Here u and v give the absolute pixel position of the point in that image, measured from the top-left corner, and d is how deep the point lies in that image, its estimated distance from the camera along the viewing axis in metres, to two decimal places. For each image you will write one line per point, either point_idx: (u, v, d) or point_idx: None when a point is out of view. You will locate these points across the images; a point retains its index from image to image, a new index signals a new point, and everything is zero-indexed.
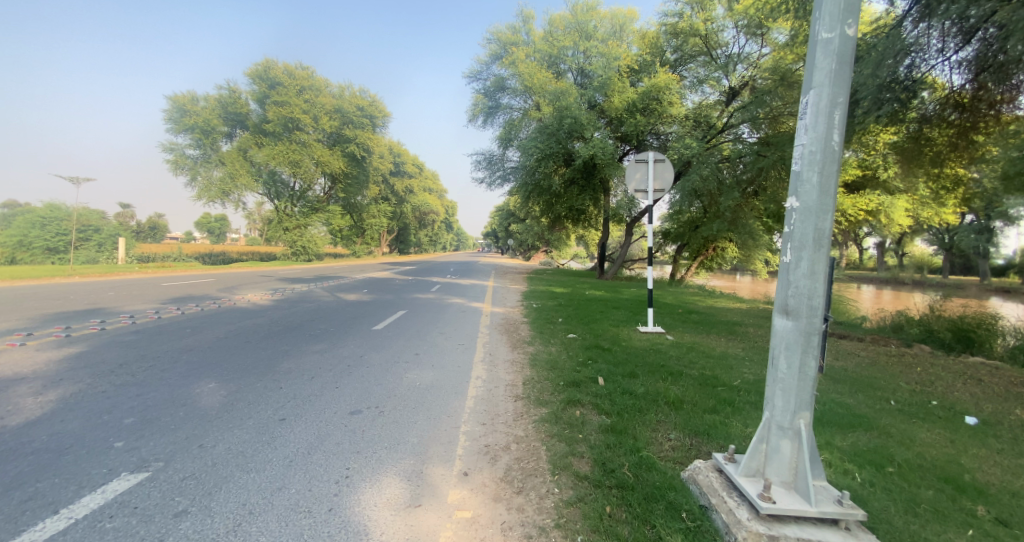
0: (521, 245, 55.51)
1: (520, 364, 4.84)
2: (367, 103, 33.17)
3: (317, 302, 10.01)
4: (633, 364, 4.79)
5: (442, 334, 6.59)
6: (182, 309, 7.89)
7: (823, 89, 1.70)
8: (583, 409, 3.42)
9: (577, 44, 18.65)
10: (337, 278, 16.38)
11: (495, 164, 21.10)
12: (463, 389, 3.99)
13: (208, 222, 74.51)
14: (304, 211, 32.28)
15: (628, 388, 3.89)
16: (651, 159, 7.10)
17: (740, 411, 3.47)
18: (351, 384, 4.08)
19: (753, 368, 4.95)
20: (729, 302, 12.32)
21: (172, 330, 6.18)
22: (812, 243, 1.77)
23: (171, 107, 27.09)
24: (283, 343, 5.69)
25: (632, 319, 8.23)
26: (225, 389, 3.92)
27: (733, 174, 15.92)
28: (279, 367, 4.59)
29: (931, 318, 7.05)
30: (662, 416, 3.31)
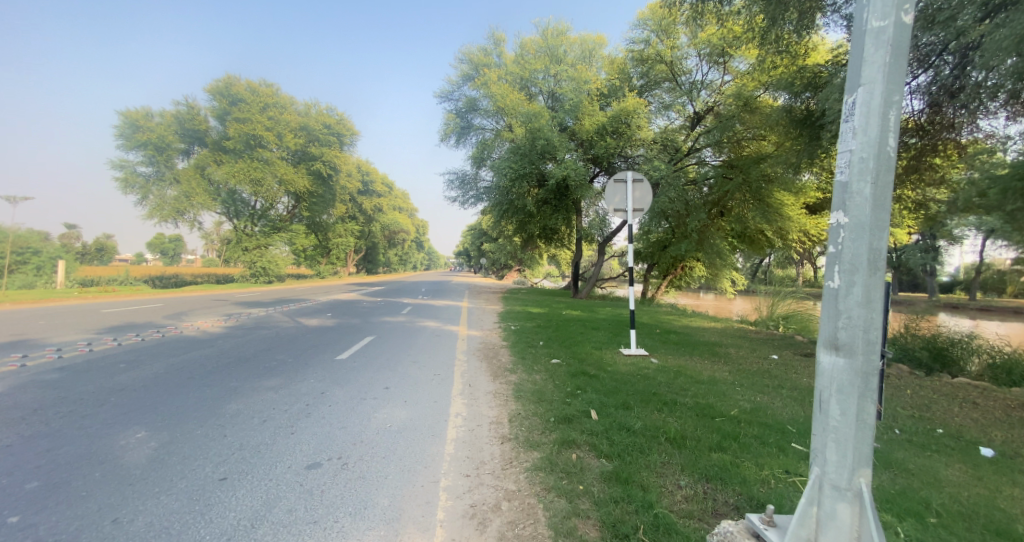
0: (492, 265, 55.35)
1: (503, 397, 4.40)
2: (335, 121, 32.60)
3: (275, 328, 9.17)
4: (623, 393, 4.45)
5: (415, 362, 6.02)
6: (118, 340, 6.91)
7: (877, 85, 1.55)
8: (579, 451, 3.04)
9: (547, 67, 19.01)
10: (301, 301, 15.40)
11: (468, 183, 20.90)
12: (441, 431, 3.52)
13: (161, 242, 70.88)
14: (265, 231, 30.88)
15: (625, 423, 3.54)
16: (629, 179, 6.95)
17: (747, 447, 3.18)
18: (310, 430, 3.50)
19: (747, 394, 4.72)
20: (703, 321, 12.33)
21: (102, 365, 5.30)
22: (866, 266, 1.56)
23: (122, 123, 25.51)
24: (232, 379, 4.95)
25: (613, 341, 7.94)
26: (155, 441, 3.12)
27: (699, 196, 16.99)
28: (225, 411, 3.86)
29: (904, 337, 7.19)
30: (666, 457, 2.97)
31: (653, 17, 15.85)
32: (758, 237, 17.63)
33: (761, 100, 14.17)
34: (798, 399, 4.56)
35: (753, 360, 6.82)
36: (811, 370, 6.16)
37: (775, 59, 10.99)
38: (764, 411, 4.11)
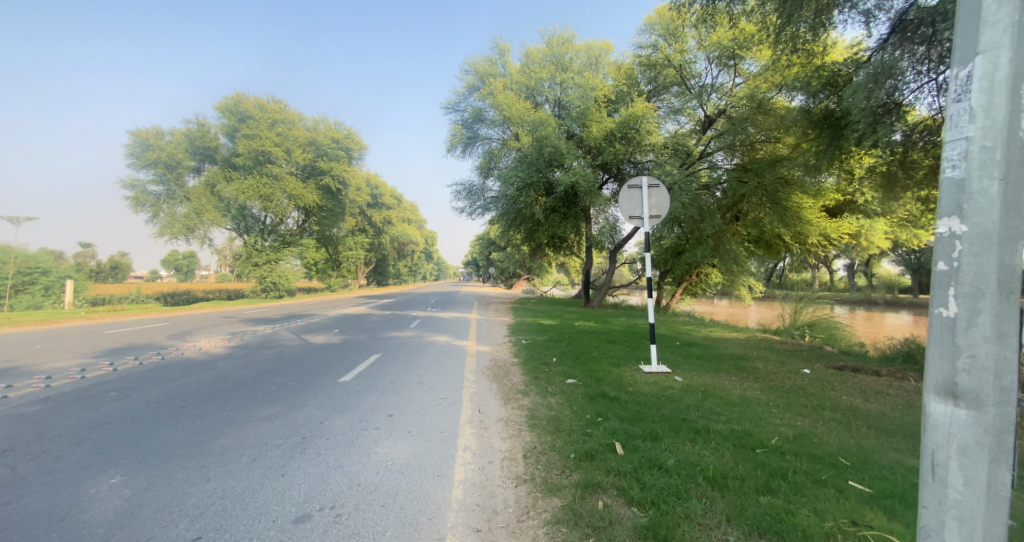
0: (502, 275, 55.21)
1: (516, 426, 4.02)
2: (343, 135, 32.87)
3: (279, 347, 8.90)
4: (650, 420, 4.05)
5: (421, 384, 5.66)
6: (113, 365, 6.67)
7: (1000, 53, 1.25)
8: (606, 497, 2.64)
9: (553, 75, 18.85)
10: (308, 317, 15.18)
11: (475, 194, 20.68)
12: (447, 470, 3.15)
13: (175, 257, 72.19)
14: (274, 245, 30.96)
15: (656, 459, 3.14)
16: (645, 185, 6.60)
17: (797, 484, 2.75)
18: (302, 470, 3.15)
19: (786, 418, 4.24)
20: (724, 331, 11.80)
21: (92, 395, 5.04)
22: (995, 289, 1.22)
23: (133, 142, 25.89)
24: (226, 408, 4.66)
25: (631, 356, 7.48)
26: (128, 489, 2.84)
27: (712, 201, 16.53)
28: (212, 448, 3.56)
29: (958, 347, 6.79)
30: (707, 503, 2.55)
31: (660, 21, 15.59)
32: (776, 242, 17.08)
33: (775, 102, 13.82)
34: (843, 423, 4.07)
35: (784, 375, 6.34)
36: (849, 386, 5.67)
37: (788, 59, 10.60)
38: (810, 439, 3.63)
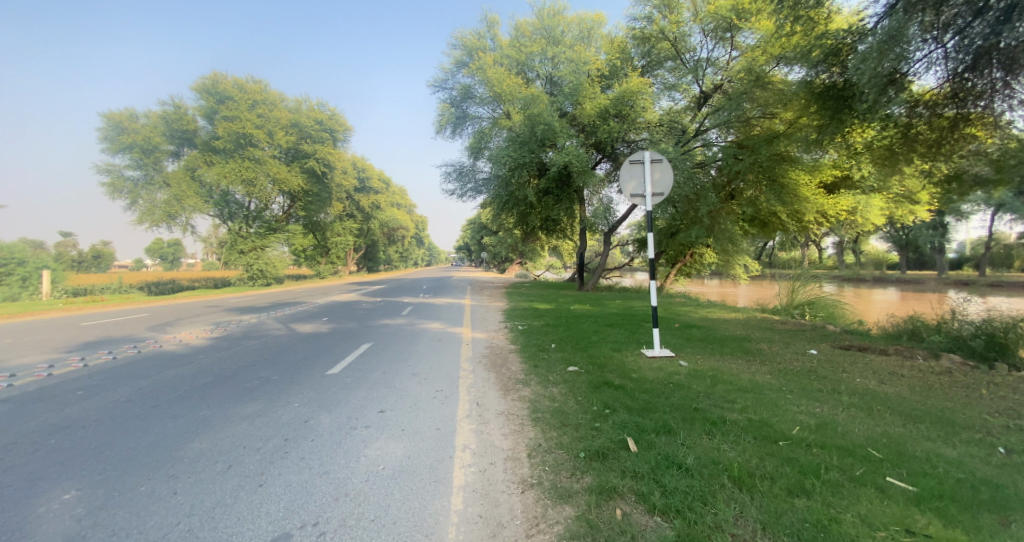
0: (495, 258, 54.90)
1: (518, 420, 3.74)
2: (327, 117, 31.76)
3: (264, 337, 8.51)
4: (660, 411, 3.79)
5: (414, 375, 5.34)
6: (85, 360, 6.26)
7: None
8: (623, 505, 2.36)
9: (544, 50, 18.17)
10: (296, 305, 14.71)
11: (465, 175, 20.08)
12: (445, 475, 2.85)
13: (160, 247, 70.78)
14: (260, 232, 30.13)
15: (672, 456, 2.87)
16: (647, 159, 6.21)
17: (829, 482, 2.52)
18: (282, 479, 2.83)
19: (802, 404, 4.02)
20: (722, 312, 11.62)
21: (58, 394, 4.66)
22: None
23: (106, 125, 24.71)
24: (203, 406, 4.32)
25: (631, 340, 7.22)
26: (82, 508, 2.50)
27: (707, 179, 16.23)
28: (182, 454, 3.22)
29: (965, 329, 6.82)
30: (737, 508, 2.29)
31: None
32: (771, 220, 16.88)
33: (772, 75, 13.46)
34: (864, 408, 3.85)
35: (790, 356, 6.14)
36: (860, 367, 5.49)
37: (787, 29, 10.20)
38: (834, 427, 3.41)
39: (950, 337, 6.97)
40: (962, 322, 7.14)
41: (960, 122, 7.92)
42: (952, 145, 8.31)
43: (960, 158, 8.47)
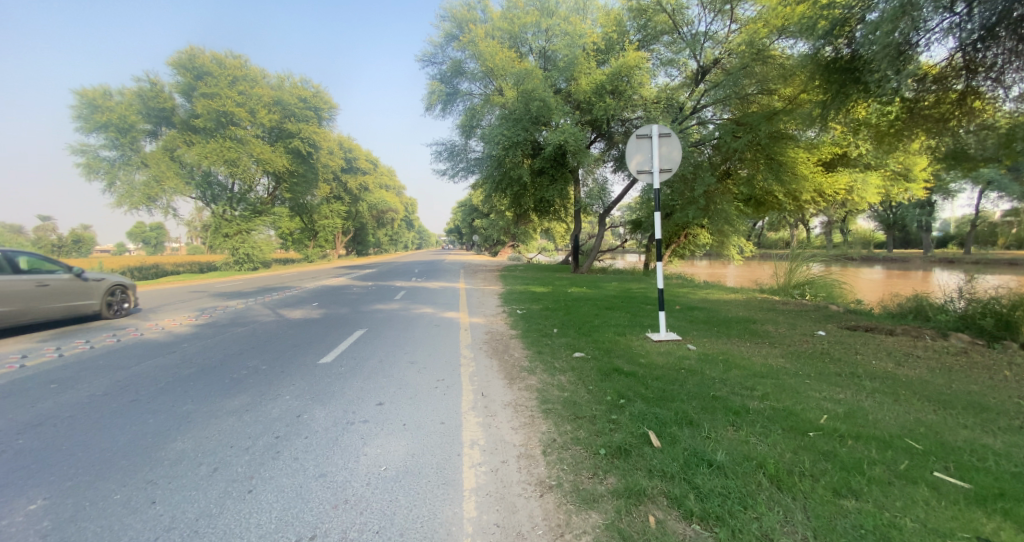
0: (486, 240, 54.41)
1: (528, 412, 3.50)
2: (311, 94, 30.55)
3: (252, 324, 8.13)
4: (678, 400, 3.57)
5: (412, 364, 5.06)
6: (61, 350, 5.87)
7: None
8: (656, 510, 2.14)
9: (538, 22, 17.42)
10: (284, 290, 14.28)
11: (457, 155, 19.53)
12: (455, 475, 2.61)
13: (142, 230, 69.01)
14: (245, 214, 29.25)
15: (702, 451, 2.66)
16: (655, 134, 5.87)
17: (877, 482, 2.36)
18: (275, 483, 2.55)
19: (822, 391, 3.87)
20: (720, 293, 11.48)
21: (27, 388, 4.27)
22: None
23: (78, 102, 23.41)
24: (187, 401, 3.98)
25: (634, 324, 6.99)
26: (49, 521, 2.15)
27: (703, 158, 15.91)
28: (164, 455, 2.88)
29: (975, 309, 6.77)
30: (783, 512, 2.09)
31: None
32: (768, 200, 16.70)
33: (772, 49, 13.06)
34: (892, 397, 3.73)
35: (799, 338, 5.99)
36: (873, 349, 5.39)
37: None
38: (863, 417, 3.28)
39: (959, 318, 6.89)
40: (970, 302, 7.07)
41: (970, 96, 7.69)
42: (958, 120, 8.04)
43: (966, 132, 8.11)
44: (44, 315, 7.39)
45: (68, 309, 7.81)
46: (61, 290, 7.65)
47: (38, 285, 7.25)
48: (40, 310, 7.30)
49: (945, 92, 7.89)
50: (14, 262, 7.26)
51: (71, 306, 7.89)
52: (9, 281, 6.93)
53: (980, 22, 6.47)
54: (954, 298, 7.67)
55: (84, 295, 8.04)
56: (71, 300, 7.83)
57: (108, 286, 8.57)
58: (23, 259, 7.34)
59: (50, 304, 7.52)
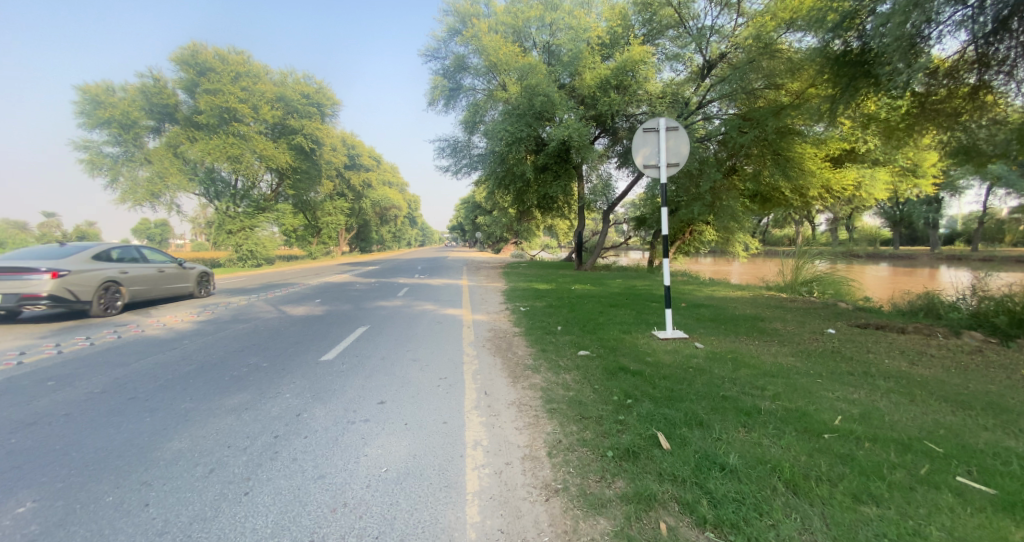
0: (490, 237, 54.30)
1: (532, 412, 3.42)
2: (313, 90, 30.39)
3: (254, 321, 8.07)
4: (687, 400, 3.47)
5: (414, 362, 4.98)
6: (61, 347, 5.83)
7: None
8: (668, 517, 2.05)
9: (542, 16, 17.24)
10: (287, 286, 14.24)
11: (460, 151, 19.40)
12: (458, 477, 2.53)
13: (147, 227, 69.47)
14: (248, 211, 29.26)
15: (714, 454, 2.57)
16: (662, 127, 5.74)
17: (898, 487, 2.26)
18: (273, 485, 2.47)
19: (835, 391, 3.76)
20: (726, 290, 11.34)
21: (25, 385, 4.22)
22: None
23: (81, 98, 23.43)
24: (185, 399, 3.91)
25: (640, 321, 6.88)
26: (37, 525, 2.09)
27: (709, 154, 15.73)
28: (160, 455, 2.81)
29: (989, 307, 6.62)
30: (800, 520, 1.99)
31: None
32: (775, 196, 16.49)
33: (780, 43, 12.82)
34: (907, 397, 3.61)
35: (808, 336, 5.87)
36: (885, 347, 5.26)
37: None
38: (879, 418, 3.18)
39: (972, 316, 6.76)
40: (984, 300, 6.92)
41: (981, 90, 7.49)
42: (969, 115, 7.84)
43: (977, 127, 7.92)
44: (161, 295, 9.78)
45: (176, 290, 10.30)
46: (173, 274, 10.15)
47: (160, 271, 9.68)
48: (162, 290, 9.75)
49: (957, 86, 7.66)
50: (139, 254, 9.54)
51: (174, 288, 10.28)
52: (142, 269, 9.24)
53: (992, 15, 6.23)
54: (967, 296, 7.52)
55: (185, 279, 10.53)
56: (178, 283, 10.32)
57: (199, 273, 11.17)
58: (149, 252, 9.81)
59: (164, 287, 9.89)
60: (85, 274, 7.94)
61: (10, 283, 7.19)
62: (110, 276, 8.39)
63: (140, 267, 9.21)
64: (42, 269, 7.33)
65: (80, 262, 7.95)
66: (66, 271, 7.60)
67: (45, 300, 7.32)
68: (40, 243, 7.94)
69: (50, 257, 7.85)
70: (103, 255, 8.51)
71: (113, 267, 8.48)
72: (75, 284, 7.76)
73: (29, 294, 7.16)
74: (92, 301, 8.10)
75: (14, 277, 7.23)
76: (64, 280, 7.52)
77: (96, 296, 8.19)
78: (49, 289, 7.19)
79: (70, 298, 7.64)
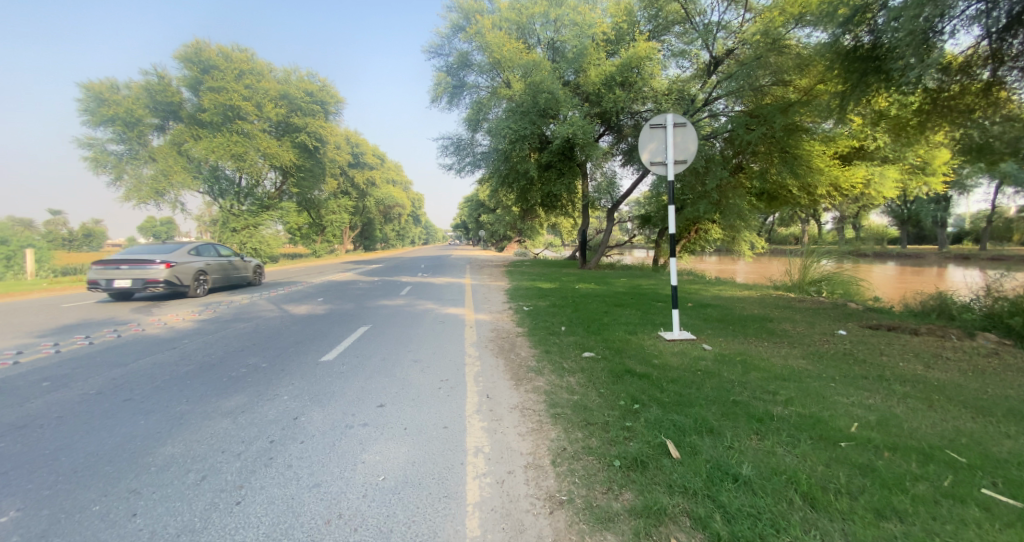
0: (493, 236, 54.25)
1: (535, 417, 3.30)
2: (317, 88, 30.28)
3: (256, 320, 8.00)
4: (697, 405, 3.35)
5: (416, 363, 4.89)
6: (58, 346, 5.78)
7: None
8: (679, 532, 1.93)
9: (546, 12, 17.09)
10: (289, 285, 14.19)
11: (463, 149, 19.26)
12: (458, 486, 2.43)
13: (153, 225, 69.99)
14: (252, 209, 29.31)
15: (726, 465, 2.44)
16: (670, 123, 5.61)
17: (922, 501, 2.13)
18: (266, 494, 2.38)
19: (851, 396, 3.62)
20: (733, 290, 11.19)
21: (19, 386, 4.15)
22: None
23: (85, 96, 23.48)
24: (182, 401, 3.83)
25: (646, 322, 6.75)
26: (19, 536, 2.00)
27: (715, 151, 15.55)
28: (151, 461, 2.73)
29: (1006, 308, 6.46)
30: (821, 537, 1.87)
31: None
32: (782, 194, 16.26)
33: (789, 38, 12.58)
34: (926, 403, 3.47)
35: (819, 338, 5.71)
36: (898, 349, 5.12)
37: None
38: (897, 425, 3.04)
39: (986, 317, 6.60)
40: (1000, 301, 6.74)
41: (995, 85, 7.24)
42: (982, 111, 7.61)
43: (990, 124, 7.64)
44: (230, 282, 12.48)
45: (241, 278, 13.10)
46: (239, 265, 12.92)
47: (231, 262, 12.43)
48: (233, 277, 12.53)
49: (970, 82, 7.48)
50: (212, 250, 12.22)
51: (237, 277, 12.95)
52: (217, 262, 11.92)
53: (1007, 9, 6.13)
54: (981, 296, 7.36)
55: (246, 269, 13.31)
56: (242, 272, 13.10)
57: (255, 265, 13.94)
58: (221, 248, 12.55)
59: (230, 276, 12.54)
60: (185, 265, 10.66)
61: (137, 271, 9.90)
62: (199, 266, 11.07)
63: (216, 260, 11.90)
64: (158, 260, 10.07)
65: (180, 256, 10.65)
66: (174, 263, 10.31)
67: (162, 283, 10.00)
68: (151, 242, 10.69)
69: (159, 252, 10.59)
70: (193, 250, 11.25)
71: (201, 260, 11.21)
72: (179, 272, 10.47)
73: (152, 279, 9.84)
74: (188, 284, 10.82)
75: (140, 266, 9.94)
76: (172, 268, 10.26)
77: (190, 281, 10.88)
78: (166, 275, 9.90)
79: (177, 283, 10.34)
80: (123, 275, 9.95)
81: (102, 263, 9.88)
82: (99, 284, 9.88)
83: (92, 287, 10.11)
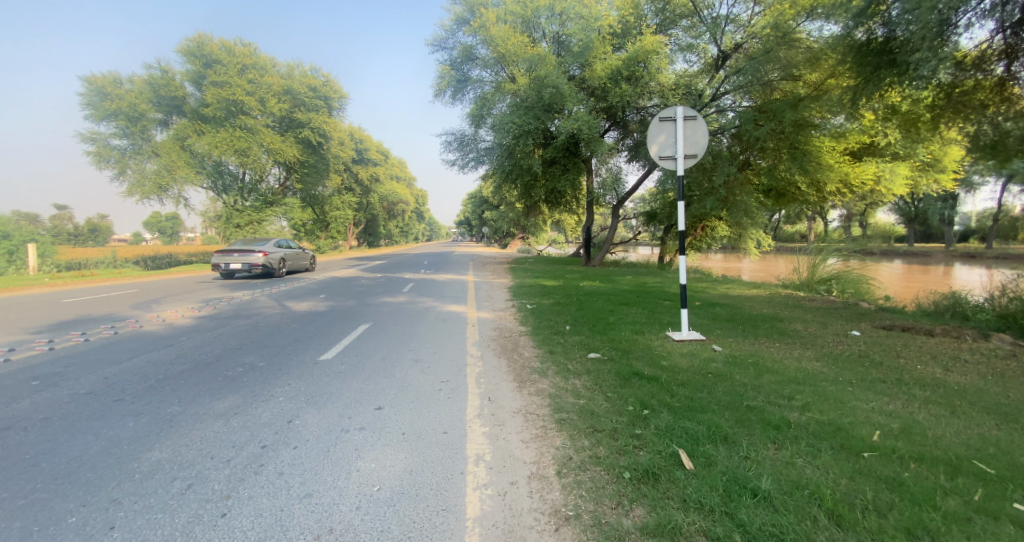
0: (497, 233, 54.09)
1: (539, 422, 3.15)
2: (320, 83, 30.08)
3: (255, 317, 7.88)
4: (709, 411, 3.19)
5: (416, 363, 4.74)
6: (53, 343, 5.67)
7: None
8: None
9: (551, 5, 16.86)
10: (292, 281, 14.10)
11: (466, 144, 19.06)
12: (455, 499, 2.27)
13: (158, 220, 70.26)
14: (256, 205, 29.23)
15: (744, 479, 2.27)
16: (679, 116, 5.43)
17: (955, 518, 1.95)
18: (252, 505, 2.24)
19: (871, 402, 3.43)
20: (741, 288, 10.99)
21: (9, 385, 4.04)
22: None
23: (88, 90, 23.46)
24: (174, 401, 3.71)
25: (653, 321, 6.58)
26: None
27: (722, 148, 15.31)
28: (136, 467, 2.60)
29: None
30: None
31: None
32: (789, 191, 15.98)
33: (799, 31, 12.27)
34: (950, 409, 3.29)
35: (832, 339, 5.52)
36: (915, 351, 4.92)
37: None
38: (921, 433, 2.87)
39: (1003, 317, 6.41)
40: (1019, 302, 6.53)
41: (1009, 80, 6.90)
42: (996, 107, 7.29)
43: (1002, 119, 7.37)
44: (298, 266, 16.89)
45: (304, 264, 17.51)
46: (302, 254, 17.31)
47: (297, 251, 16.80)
48: (299, 262, 16.98)
49: (983, 77, 7.17)
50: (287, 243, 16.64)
51: (301, 262, 17.36)
52: (291, 251, 16.34)
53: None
54: (995, 295, 7.17)
55: (306, 257, 17.69)
56: (304, 259, 17.48)
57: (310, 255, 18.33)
58: (290, 242, 16.86)
59: (298, 262, 16.99)
60: (273, 253, 15.10)
61: (245, 257, 14.34)
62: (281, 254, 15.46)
63: (290, 251, 16.26)
64: (257, 250, 14.52)
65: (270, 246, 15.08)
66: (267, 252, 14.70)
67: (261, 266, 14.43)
68: (250, 237, 15.15)
69: (256, 244, 15.12)
70: (277, 244, 15.68)
71: (282, 251, 15.64)
72: (269, 258, 14.84)
73: (254, 263, 14.25)
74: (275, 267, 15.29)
75: (246, 254, 14.38)
76: (266, 256, 14.68)
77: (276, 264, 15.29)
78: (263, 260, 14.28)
79: (270, 266, 14.73)
80: (236, 259, 14.50)
81: (221, 252, 14.34)
82: (220, 266, 14.37)
83: (214, 267, 14.67)
